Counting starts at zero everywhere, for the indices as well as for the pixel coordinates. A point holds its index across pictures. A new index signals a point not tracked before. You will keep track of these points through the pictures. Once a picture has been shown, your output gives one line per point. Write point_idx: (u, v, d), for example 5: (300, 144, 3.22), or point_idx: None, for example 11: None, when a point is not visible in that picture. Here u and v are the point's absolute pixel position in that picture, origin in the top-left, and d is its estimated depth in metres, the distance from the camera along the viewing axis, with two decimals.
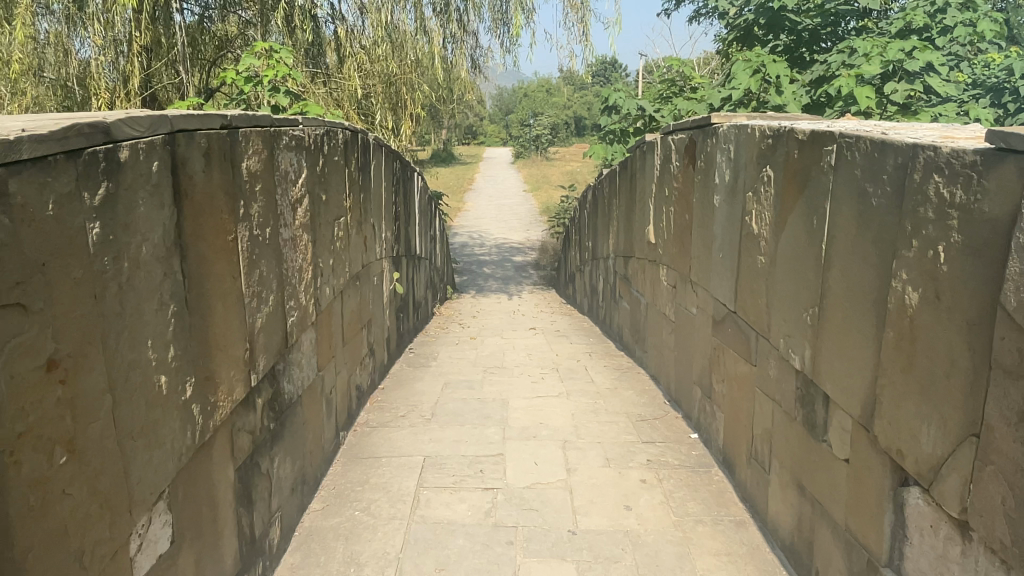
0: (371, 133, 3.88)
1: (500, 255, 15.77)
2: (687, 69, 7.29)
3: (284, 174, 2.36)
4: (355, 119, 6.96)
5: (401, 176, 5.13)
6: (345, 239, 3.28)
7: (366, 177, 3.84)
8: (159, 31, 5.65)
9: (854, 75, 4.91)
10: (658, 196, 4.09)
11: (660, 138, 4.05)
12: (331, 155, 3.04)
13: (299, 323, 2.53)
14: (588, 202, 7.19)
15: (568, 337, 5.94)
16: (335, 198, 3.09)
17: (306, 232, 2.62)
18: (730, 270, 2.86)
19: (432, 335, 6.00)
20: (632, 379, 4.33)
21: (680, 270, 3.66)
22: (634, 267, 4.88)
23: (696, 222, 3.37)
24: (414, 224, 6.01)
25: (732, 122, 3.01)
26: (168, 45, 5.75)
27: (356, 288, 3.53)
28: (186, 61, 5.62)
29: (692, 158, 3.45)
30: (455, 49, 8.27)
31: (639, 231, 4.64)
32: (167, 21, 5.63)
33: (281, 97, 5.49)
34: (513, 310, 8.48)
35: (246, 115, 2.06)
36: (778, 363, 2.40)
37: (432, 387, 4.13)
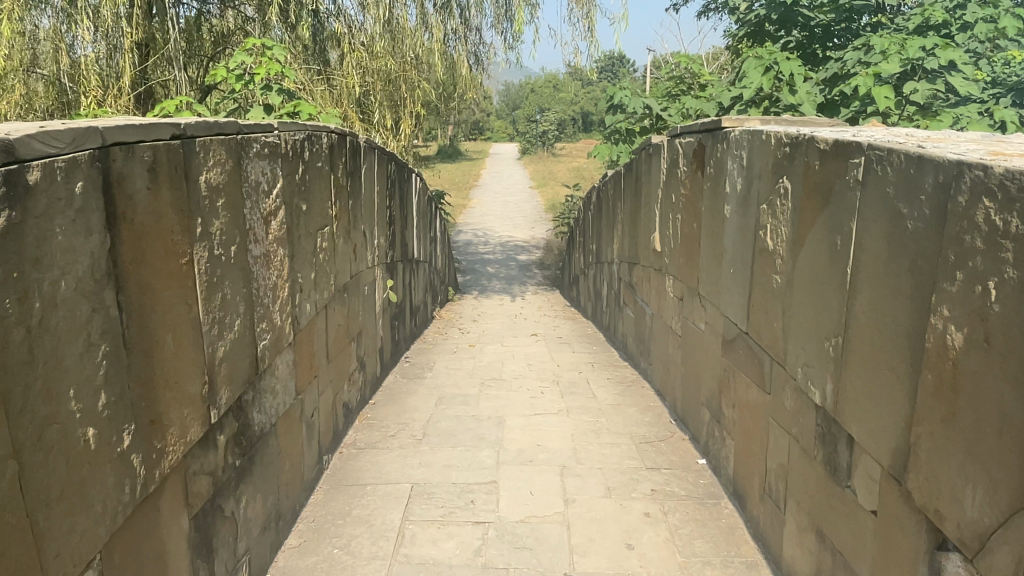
0: (361, 136, 3.67)
1: (503, 254, 15.53)
2: (695, 66, 7.06)
3: (253, 185, 2.16)
4: (353, 117, 6.75)
5: (397, 178, 4.91)
6: (330, 249, 3.07)
7: (355, 182, 3.63)
8: (152, 27, 5.48)
9: (872, 74, 4.67)
10: (664, 202, 3.86)
11: (667, 141, 3.82)
12: (313, 161, 2.83)
13: (274, 345, 2.34)
14: (592, 203, 6.97)
15: (571, 345, 5.73)
16: (318, 207, 2.89)
17: (282, 246, 2.42)
18: (741, 288, 2.64)
19: (430, 343, 5.80)
20: (636, 394, 4.11)
21: (688, 282, 3.44)
22: (639, 275, 4.66)
23: (705, 232, 3.16)
24: (412, 227, 5.81)
25: (744, 127, 2.79)
26: (160, 41, 5.56)
27: (343, 301, 3.32)
28: (179, 58, 5.44)
29: (701, 164, 3.22)
30: (457, 45, 8.05)
31: (645, 238, 4.42)
32: (162, 17, 5.45)
33: (274, 96, 5.29)
34: (515, 313, 8.26)
35: (206, 123, 1.86)
36: (795, 395, 2.19)
37: (426, 402, 3.93)
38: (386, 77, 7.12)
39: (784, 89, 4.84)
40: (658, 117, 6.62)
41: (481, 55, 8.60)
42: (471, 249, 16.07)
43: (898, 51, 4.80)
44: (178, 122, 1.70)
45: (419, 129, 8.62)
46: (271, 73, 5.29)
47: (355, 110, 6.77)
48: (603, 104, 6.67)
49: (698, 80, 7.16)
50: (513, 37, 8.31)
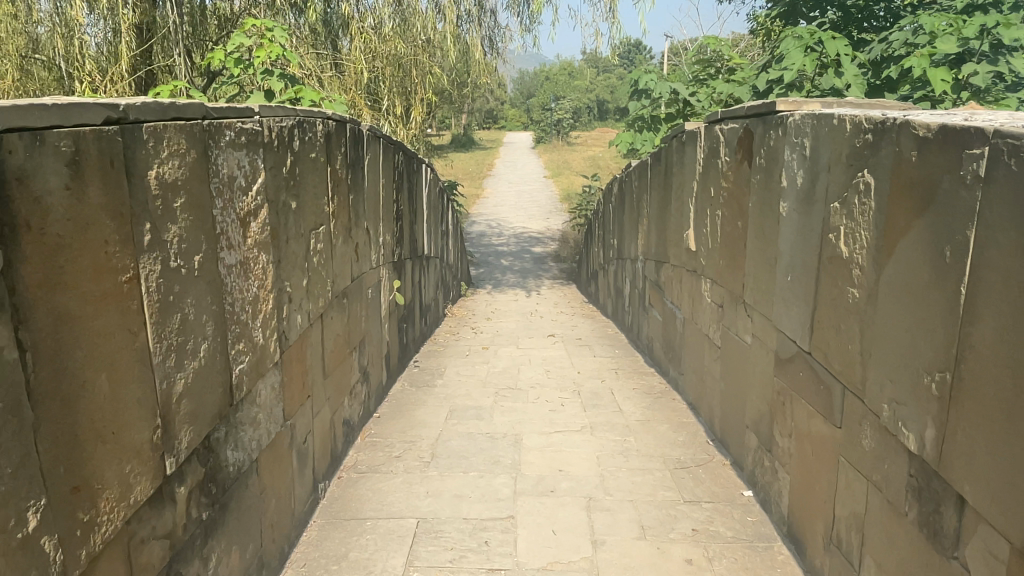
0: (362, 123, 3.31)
1: (517, 246, 15.13)
2: (724, 49, 6.65)
3: (226, 181, 1.81)
4: (361, 104, 6.37)
5: (404, 170, 4.55)
6: (326, 251, 2.72)
7: (356, 174, 3.28)
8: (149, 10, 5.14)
9: (927, 54, 4.23)
10: (700, 197, 3.47)
11: (705, 127, 3.43)
12: (305, 151, 2.47)
13: (257, 368, 1.99)
14: (613, 195, 6.57)
15: (591, 348, 5.35)
16: (312, 203, 2.54)
17: (266, 252, 2.06)
18: (803, 299, 2.26)
19: (441, 345, 5.44)
20: (667, 408, 3.73)
21: (730, 288, 3.06)
22: (669, 275, 4.27)
23: (753, 232, 2.76)
24: (421, 221, 5.45)
25: (804, 111, 2.40)
26: (160, 23, 5.24)
27: (343, 308, 2.97)
28: (176, 42, 5.07)
29: (747, 153, 2.83)
30: (471, 29, 7.66)
31: (676, 235, 4.02)
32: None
33: (275, 81, 4.93)
34: (531, 310, 7.89)
35: (157, 105, 1.50)
36: (878, 433, 1.81)
37: (435, 415, 3.58)
38: (395, 62, 6.74)
39: (830, 72, 4.41)
40: (686, 103, 6.21)
41: (495, 38, 8.19)
42: (484, 241, 15.68)
43: (951, 29, 4.35)
44: (115, 103, 1.35)
45: (431, 117, 8.25)
46: (272, 56, 4.94)
47: (363, 97, 6.41)
48: (626, 90, 6.26)
49: (727, 64, 6.72)
50: (530, 19, 7.90)
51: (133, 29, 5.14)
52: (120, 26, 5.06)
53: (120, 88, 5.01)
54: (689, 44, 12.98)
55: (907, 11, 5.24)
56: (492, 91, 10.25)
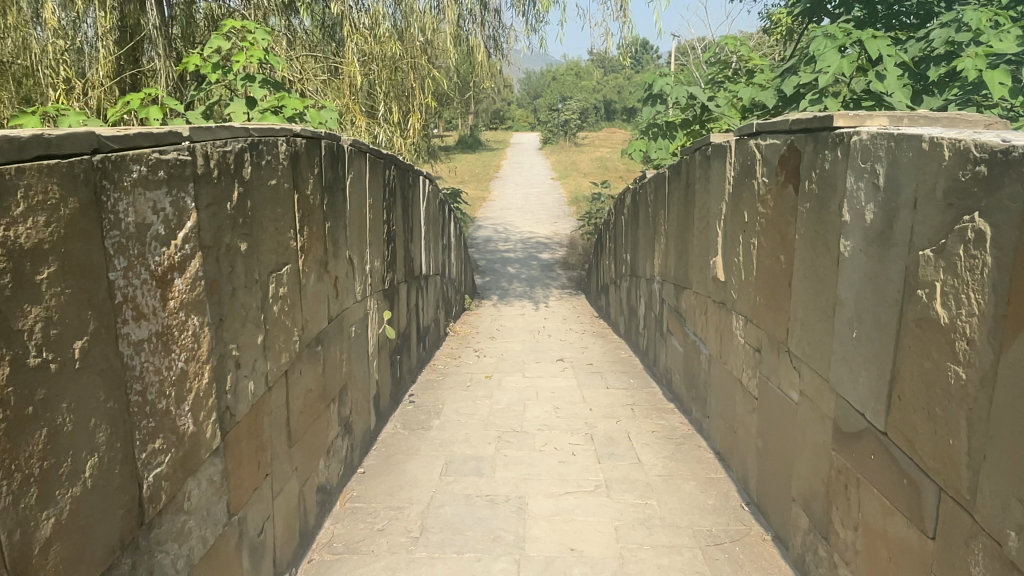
0: (342, 139, 2.89)
1: (524, 252, 14.69)
2: (744, 49, 6.19)
3: (133, 230, 1.37)
4: (354, 110, 5.89)
5: (398, 185, 4.10)
6: (292, 294, 2.28)
7: (335, 196, 2.84)
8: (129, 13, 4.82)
9: (982, 54, 3.73)
10: (731, 219, 3.01)
11: (736, 140, 2.97)
12: (262, 178, 2.03)
13: (183, 464, 1.56)
14: (626, 207, 6.11)
15: (603, 376, 4.89)
16: (272, 241, 2.10)
17: (201, 313, 1.63)
18: (877, 364, 1.80)
19: (440, 373, 5.00)
20: (692, 457, 3.27)
21: (769, 330, 2.60)
22: (691, 300, 3.82)
23: (800, 269, 2.30)
24: (418, 238, 5.02)
25: (872, 127, 1.94)
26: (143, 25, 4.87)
27: (318, 357, 2.53)
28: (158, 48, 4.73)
29: (793, 175, 2.38)
30: (472, 28, 7.28)
31: (700, 259, 3.56)
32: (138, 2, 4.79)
33: (257, 89, 4.52)
34: (538, 326, 7.41)
35: (7, 138, 1.06)
36: (994, 564, 1.35)
37: (428, 470, 3.14)
38: (392, 65, 6.30)
39: (871, 76, 3.92)
40: (705, 109, 5.74)
41: (499, 38, 7.75)
42: (490, 246, 15.26)
43: (1002, 25, 3.87)
44: None
45: (431, 122, 7.82)
46: (254, 60, 4.51)
47: (358, 102, 5.98)
48: (639, 96, 5.79)
49: (746, 65, 6.25)
50: (535, 18, 7.45)
51: (111, 34, 4.79)
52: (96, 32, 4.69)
53: (96, 97, 4.62)
54: (698, 43, 12.55)
55: (941, 8, 4.78)
56: (497, 94, 9.83)
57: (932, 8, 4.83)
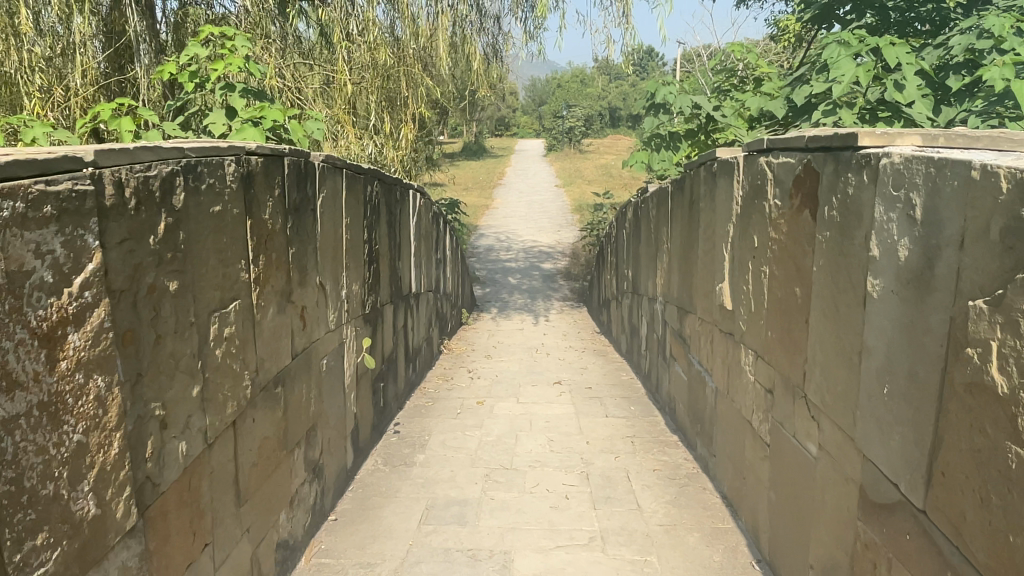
0: (311, 154, 2.63)
1: (526, 262, 14.42)
2: (751, 57, 5.93)
3: (3, 281, 1.10)
4: (344, 119, 5.69)
5: (382, 200, 3.84)
6: (243, 333, 2.02)
7: (303, 218, 2.58)
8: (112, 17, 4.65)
9: (1010, 62, 3.43)
10: (740, 243, 2.74)
11: (745, 157, 2.70)
12: (201, 204, 1.77)
13: (80, 558, 1.29)
14: (627, 220, 5.82)
15: (603, 402, 4.61)
16: (214, 275, 1.84)
17: (108, 371, 1.37)
18: (917, 429, 1.53)
19: (430, 398, 4.73)
20: (696, 502, 2.98)
21: (782, 370, 2.32)
22: (695, 326, 3.54)
23: (819, 306, 2.03)
24: (407, 254, 4.76)
25: (905, 149, 1.67)
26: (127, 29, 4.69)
27: (277, 399, 2.27)
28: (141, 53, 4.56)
29: (810, 198, 2.10)
30: (466, 33, 7.01)
31: (706, 283, 3.28)
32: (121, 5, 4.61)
33: (237, 98, 4.27)
34: (537, 342, 7.13)
35: None
36: None
37: (406, 517, 2.87)
38: (385, 73, 6.12)
39: (889, 85, 3.63)
40: (710, 118, 5.47)
41: (497, 45, 7.56)
42: (491, 255, 15.00)
43: None
44: None
45: (426, 131, 7.60)
46: (234, 69, 4.27)
47: (348, 111, 5.79)
48: (640, 104, 5.52)
49: (754, 73, 5.99)
50: (534, 24, 7.23)
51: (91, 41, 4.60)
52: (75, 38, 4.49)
53: (70, 105, 4.39)
54: (703, 51, 12.32)
55: (957, 15, 4.51)
56: (497, 102, 9.62)
57: (946, 17, 4.57)
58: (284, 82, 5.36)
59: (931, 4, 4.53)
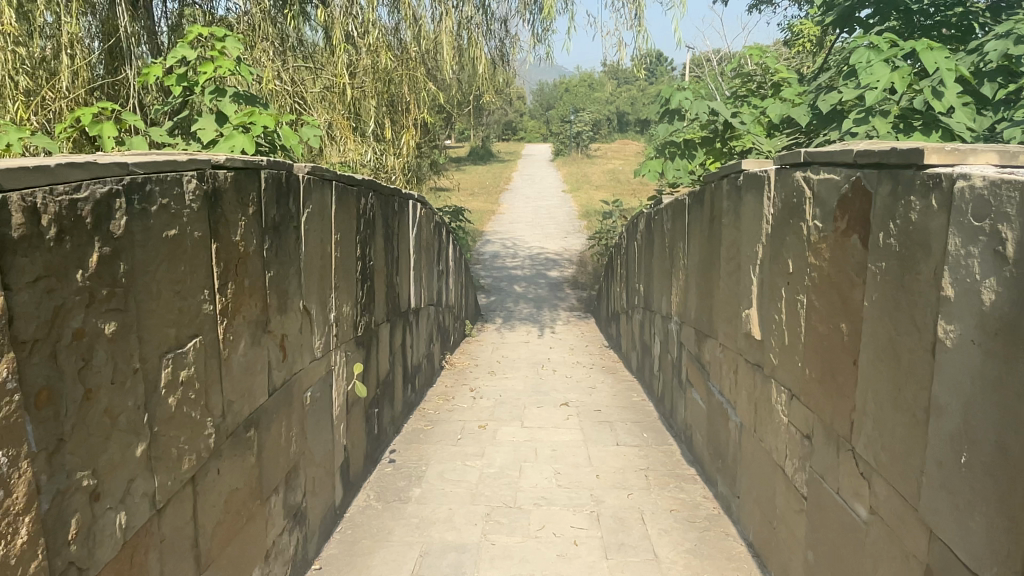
0: (293, 166, 2.37)
1: (532, 270, 14.15)
2: (770, 61, 5.66)
3: None
4: (342, 124, 5.45)
5: (377, 213, 3.58)
6: (205, 374, 1.76)
7: (285, 237, 2.32)
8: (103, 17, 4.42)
9: None
10: (771, 268, 2.46)
11: (777, 172, 2.42)
12: (151, 230, 1.51)
13: None
14: (639, 231, 5.54)
15: (613, 427, 4.32)
16: (167, 310, 1.58)
17: (11, 444, 1.09)
18: (1009, 513, 1.24)
19: (429, 420, 4.45)
20: (719, 551, 2.70)
21: (822, 416, 2.05)
22: (716, 352, 3.25)
23: (872, 347, 1.75)
24: (407, 267, 4.49)
25: (985, 169, 1.39)
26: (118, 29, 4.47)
27: (249, 445, 2.00)
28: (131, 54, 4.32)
29: (859, 223, 1.83)
30: (472, 35, 6.77)
31: (729, 307, 3.00)
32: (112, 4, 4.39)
33: (228, 103, 4.03)
34: (543, 357, 6.85)
35: None
36: None
37: (398, 566, 2.59)
38: (386, 76, 5.89)
39: (927, 92, 3.33)
40: (727, 125, 5.20)
41: (503, 49, 7.40)
42: (497, 262, 14.72)
43: None
44: None
45: (429, 137, 7.34)
46: (224, 71, 4.02)
47: (348, 117, 5.54)
48: (655, 110, 5.25)
49: (772, 79, 5.71)
50: (542, 26, 6.97)
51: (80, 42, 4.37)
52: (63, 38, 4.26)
53: (53, 107, 4.07)
54: (713, 56, 12.07)
55: (992, 19, 4.23)
56: (503, 107, 9.37)
57: (974, 20, 4.26)
58: (281, 86, 5.11)
59: (958, 7, 4.21)
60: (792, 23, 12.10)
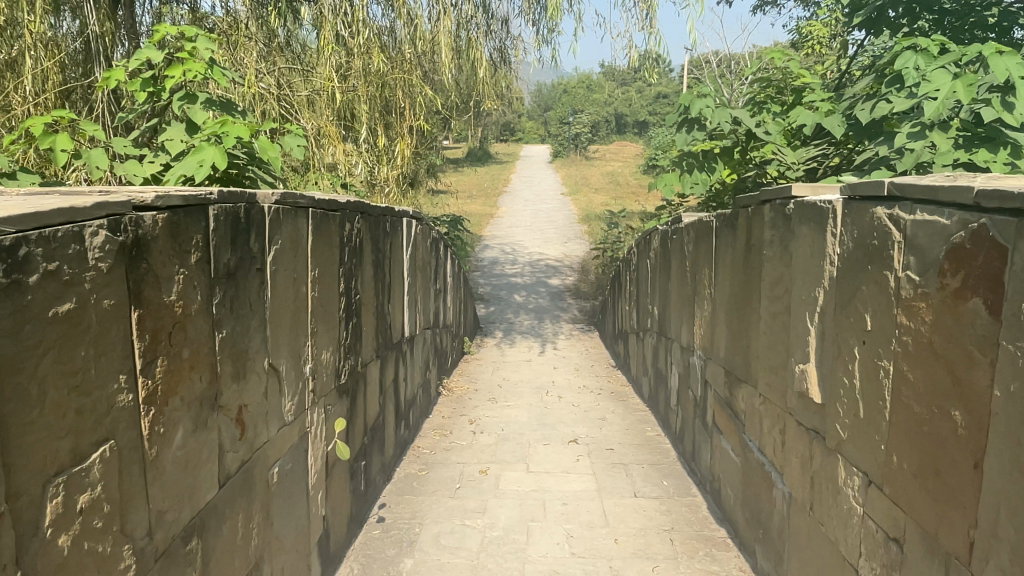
0: (255, 196, 1.94)
1: (532, 278, 13.67)
2: (793, 64, 5.25)
3: None
4: (332, 131, 5.01)
5: (365, 239, 3.14)
6: (120, 487, 1.32)
7: (245, 283, 1.89)
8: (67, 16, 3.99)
9: None
10: (837, 321, 2.03)
11: (846, 204, 1.99)
12: (27, 309, 1.07)
13: None
14: (653, 249, 5.11)
15: (629, 472, 3.88)
16: (54, 416, 1.13)
17: None
18: None
19: (424, 463, 4.00)
20: None
21: (921, 521, 1.61)
22: (752, 402, 2.82)
23: (1008, 453, 1.32)
24: (399, 292, 4.05)
25: None
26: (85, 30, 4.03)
27: (188, 561, 1.56)
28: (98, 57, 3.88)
29: (983, 285, 1.39)
30: (472, 35, 6.34)
31: (773, 355, 2.57)
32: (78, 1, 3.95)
33: (200, 110, 3.58)
34: (546, 379, 6.38)
35: None
36: None
37: None
38: (378, 80, 5.47)
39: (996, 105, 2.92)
40: (750, 136, 4.77)
41: (505, 51, 6.99)
42: (496, 270, 14.25)
43: None
44: None
45: (426, 143, 6.90)
46: (194, 75, 3.56)
47: (337, 124, 5.11)
48: (672, 118, 4.82)
49: (794, 83, 5.28)
50: (547, 26, 6.53)
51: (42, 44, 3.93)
52: (22, 39, 3.82)
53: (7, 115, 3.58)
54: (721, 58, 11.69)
55: None
56: (503, 110, 8.93)
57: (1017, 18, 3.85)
58: (264, 91, 4.67)
59: (998, 6, 3.81)
60: (800, 23, 11.70)
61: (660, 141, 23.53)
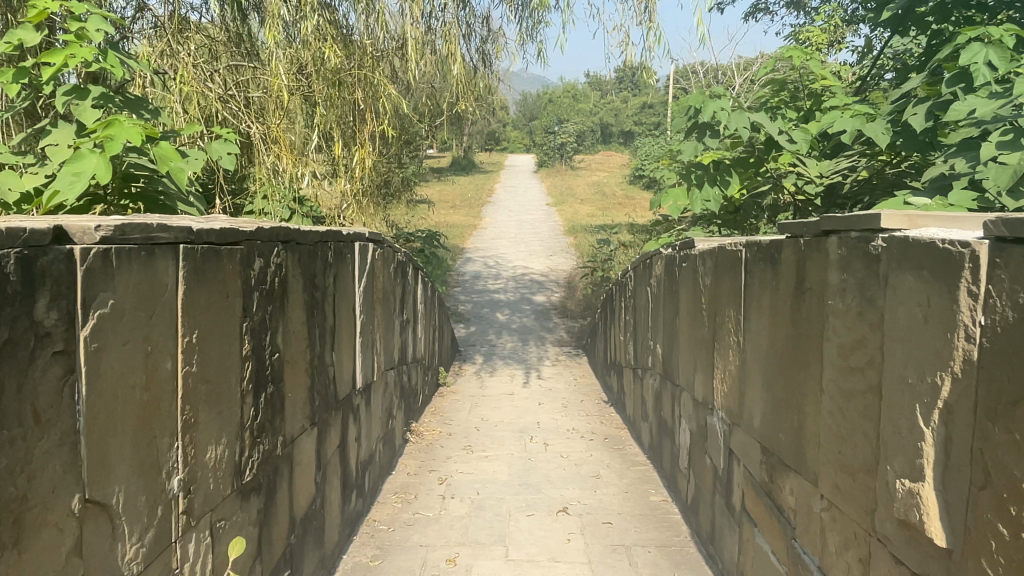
0: (45, 234, 1.17)
1: (516, 294, 12.91)
2: (814, 63, 4.57)
3: None
4: (278, 137, 4.28)
5: (290, 276, 2.37)
6: None
7: (20, 381, 1.11)
8: None
9: None
10: (982, 432, 1.30)
11: (997, 249, 1.27)
12: None
13: None
14: (654, 275, 4.39)
15: (633, 560, 3.12)
16: None
17: None
18: None
19: (377, 547, 3.23)
20: None
21: None
22: (808, 505, 2.08)
23: None
24: (350, 334, 3.29)
25: None
26: None
27: None
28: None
29: None
30: (444, 31, 5.59)
31: (845, 450, 1.84)
32: None
33: (89, 111, 2.79)
34: (530, 420, 5.60)
35: None
36: None
37: None
38: (334, 80, 4.78)
39: None
40: (769, 145, 4.08)
41: (485, 51, 6.23)
42: (478, 285, 13.51)
43: None
44: None
45: (395, 152, 6.14)
46: (78, 62, 2.76)
47: (285, 128, 4.38)
48: (679, 125, 4.12)
49: (815, 86, 4.61)
50: (532, 20, 5.78)
51: None
52: None
53: None
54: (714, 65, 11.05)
55: None
56: (485, 118, 8.20)
57: None
58: (207, 86, 4.04)
59: None
60: (796, 30, 11.10)
61: (647, 150, 22.87)
